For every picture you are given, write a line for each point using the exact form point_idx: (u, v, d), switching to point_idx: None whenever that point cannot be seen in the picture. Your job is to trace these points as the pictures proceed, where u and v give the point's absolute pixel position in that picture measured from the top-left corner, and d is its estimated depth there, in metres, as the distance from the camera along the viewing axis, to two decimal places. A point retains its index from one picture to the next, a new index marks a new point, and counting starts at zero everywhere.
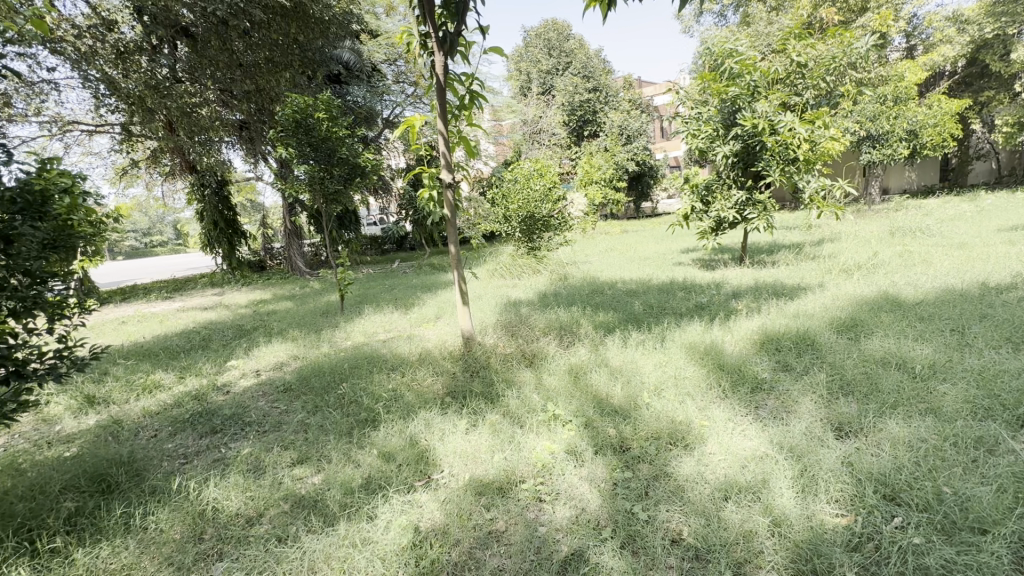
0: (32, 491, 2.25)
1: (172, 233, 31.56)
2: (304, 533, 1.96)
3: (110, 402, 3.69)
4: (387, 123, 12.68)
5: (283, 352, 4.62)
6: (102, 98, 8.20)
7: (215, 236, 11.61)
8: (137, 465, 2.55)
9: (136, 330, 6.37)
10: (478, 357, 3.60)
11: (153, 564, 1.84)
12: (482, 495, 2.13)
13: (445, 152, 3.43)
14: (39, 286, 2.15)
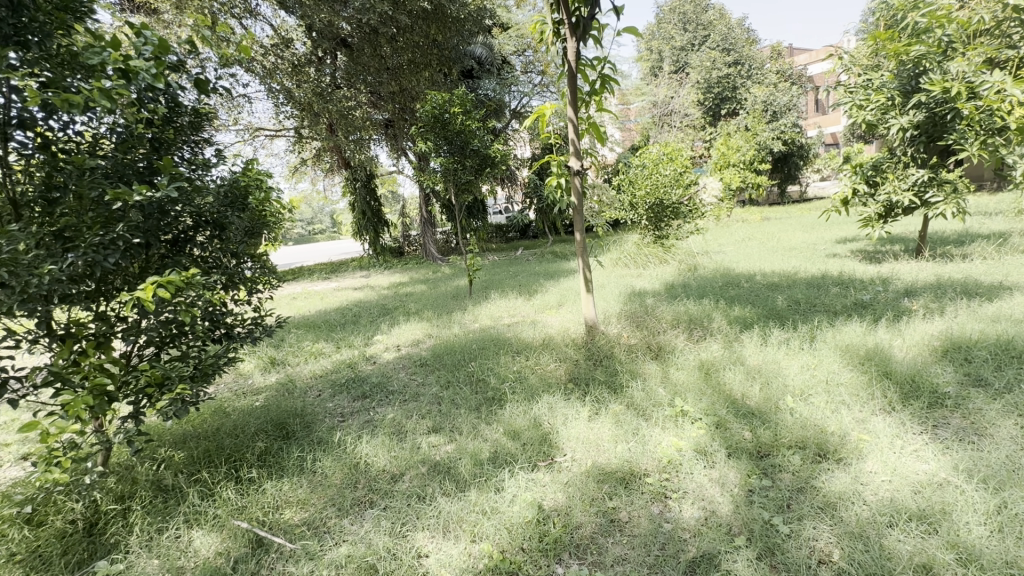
0: (236, 431, 2.79)
1: (330, 221, 36.29)
2: (440, 494, 2.15)
3: (286, 363, 4.41)
4: (515, 114, 13.01)
5: (419, 330, 5.06)
6: (281, 106, 9.61)
7: (363, 224, 13.05)
8: (308, 418, 3.02)
9: (304, 305, 7.48)
10: (602, 346, 3.57)
11: (321, 503, 2.17)
12: (605, 483, 2.13)
13: (574, 139, 3.40)
14: (240, 265, 2.61)
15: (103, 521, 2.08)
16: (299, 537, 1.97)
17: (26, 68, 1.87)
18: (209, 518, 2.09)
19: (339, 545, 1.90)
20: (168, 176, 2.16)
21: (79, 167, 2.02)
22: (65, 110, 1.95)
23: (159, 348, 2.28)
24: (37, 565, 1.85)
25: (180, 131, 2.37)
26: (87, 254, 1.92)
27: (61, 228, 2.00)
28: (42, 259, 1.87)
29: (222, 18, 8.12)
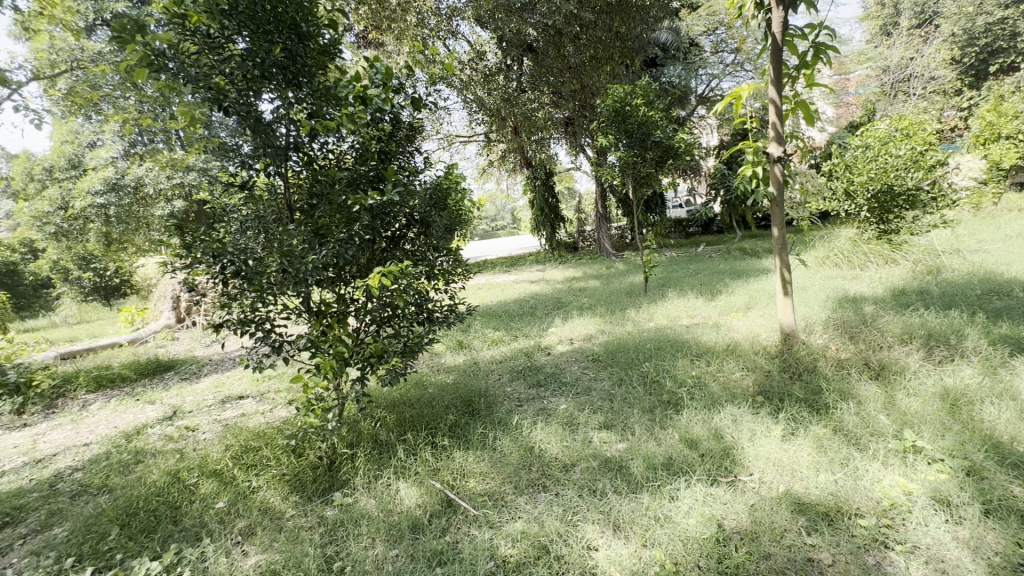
0: (433, 403, 3.21)
1: (511, 218, 38.94)
2: (611, 491, 2.15)
3: (472, 347, 4.90)
4: (702, 99, 12.07)
5: (592, 325, 5.10)
6: (474, 114, 10.62)
7: (541, 220, 13.63)
8: (490, 398, 3.30)
9: (487, 295, 8.17)
10: (802, 357, 3.11)
11: (500, 479, 2.36)
12: (802, 515, 1.86)
13: (776, 122, 3.00)
14: (441, 259, 2.96)
15: (339, 460, 2.61)
16: (482, 505, 2.18)
17: (299, 104, 2.44)
18: (411, 474, 2.45)
19: (515, 520, 2.04)
20: (392, 181, 2.59)
21: (332, 178, 2.56)
22: (324, 133, 2.48)
23: (379, 326, 2.74)
24: (298, 486, 2.44)
25: (399, 143, 2.78)
26: (333, 247, 2.42)
27: (317, 228, 2.55)
28: (306, 251, 2.44)
29: (431, 42, 9.30)
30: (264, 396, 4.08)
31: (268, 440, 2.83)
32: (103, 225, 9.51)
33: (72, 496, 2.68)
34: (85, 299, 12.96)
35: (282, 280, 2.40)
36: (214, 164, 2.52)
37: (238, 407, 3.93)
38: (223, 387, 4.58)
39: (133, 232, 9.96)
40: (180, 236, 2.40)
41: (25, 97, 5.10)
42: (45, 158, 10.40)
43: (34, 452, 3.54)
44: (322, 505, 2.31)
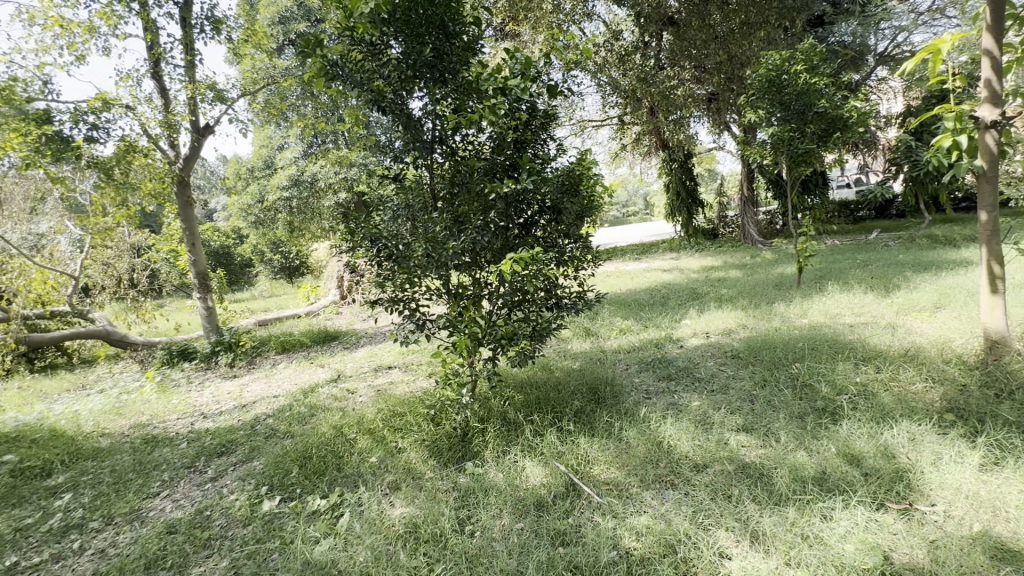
0: (560, 388, 3.25)
1: (643, 203, 37.40)
2: (749, 500, 1.98)
3: (599, 335, 4.86)
4: (883, 58, 10.18)
5: (732, 319, 4.69)
6: (608, 97, 10.35)
7: (677, 205, 12.82)
8: (617, 388, 3.24)
9: (617, 283, 8.00)
10: (1015, 370, 2.49)
11: (625, 471, 2.31)
12: (1006, 564, 1.51)
13: (991, 78, 2.41)
14: (571, 245, 2.94)
15: (471, 432, 2.80)
16: (606, 493, 2.17)
17: (444, 99, 2.62)
18: (537, 454, 2.53)
19: (640, 514, 1.99)
20: (526, 169, 2.64)
21: (471, 168, 2.71)
22: (465, 126, 2.63)
23: (510, 309, 2.84)
24: (435, 451, 2.68)
25: (534, 131, 2.82)
26: (471, 233, 2.57)
27: (457, 215, 2.71)
28: (447, 237, 2.62)
29: (566, 27, 9.25)
30: (409, 368, 4.55)
31: (411, 407, 3.14)
32: (288, 215, 11.35)
33: (266, 436, 3.30)
34: (275, 276, 15.64)
35: (426, 264, 2.63)
36: (373, 159, 2.87)
37: (388, 376, 4.43)
38: (377, 358, 5.21)
39: (309, 221, 11.72)
40: (346, 224, 2.81)
41: (236, 111, 6.34)
42: (249, 160, 12.71)
43: (241, 397, 4.42)
44: (456, 471, 2.51)
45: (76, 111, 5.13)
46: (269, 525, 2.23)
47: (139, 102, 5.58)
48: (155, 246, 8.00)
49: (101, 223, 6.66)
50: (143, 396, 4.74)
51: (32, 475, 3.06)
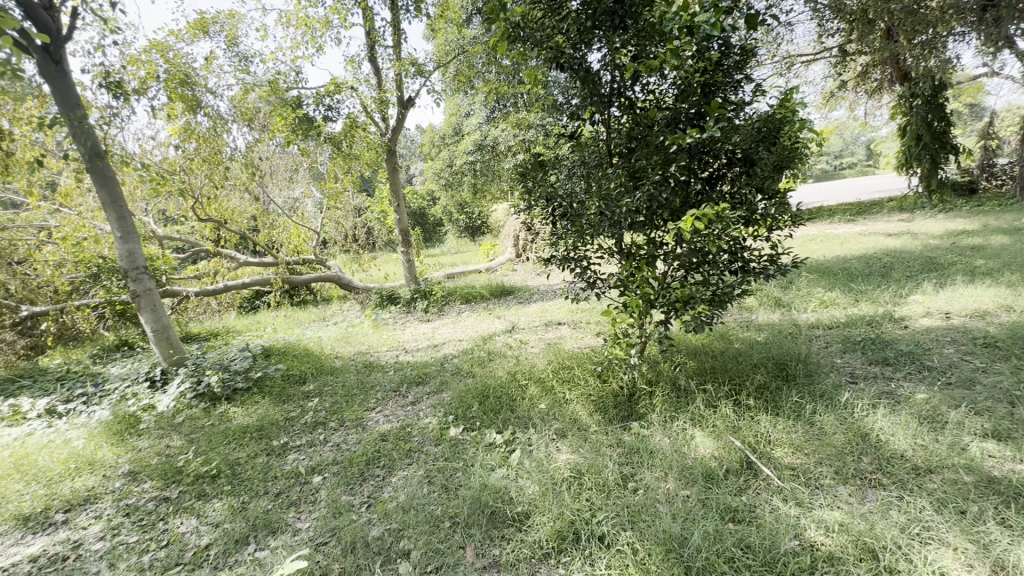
0: (739, 359, 2.97)
1: (864, 152, 30.67)
2: (994, 521, 1.58)
3: (792, 306, 4.26)
4: None
5: (988, 298, 3.64)
6: (826, 23, 8.55)
7: (916, 152, 10.14)
8: (812, 366, 2.82)
9: (819, 248, 6.86)
10: None
11: (814, 459, 2.04)
12: None
13: None
14: (765, 202, 2.58)
15: (638, 393, 2.77)
16: (789, 478, 1.96)
17: (624, 48, 2.48)
18: (708, 425, 2.39)
19: (832, 508, 1.75)
20: (714, 117, 2.34)
21: (651, 121, 2.55)
22: (646, 75, 2.45)
23: (687, 272, 2.66)
24: (601, 407, 2.74)
25: (726, 73, 2.49)
26: (648, 190, 2.43)
27: (634, 171, 2.59)
28: (622, 194, 2.54)
29: None
30: (577, 325, 4.65)
31: (579, 362, 3.24)
32: (473, 178, 12.32)
33: (452, 373, 3.78)
34: (460, 234, 17.27)
35: (599, 222, 2.61)
36: (550, 118, 2.91)
37: (557, 331, 4.62)
38: (547, 313, 5.44)
39: (490, 183, 12.55)
40: (524, 184, 2.94)
41: (431, 82, 7.00)
42: (442, 128, 14.01)
43: (433, 338, 5.13)
44: (620, 429, 2.53)
45: (318, 95, 6.28)
46: (454, 448, 2.58)
47: (360, 83, 6.56)
48: (371, 207, 9.52)
49: (335, 188, 8.16)
50: (363, 330, 5.82)
51: (293, 380, 4.05)
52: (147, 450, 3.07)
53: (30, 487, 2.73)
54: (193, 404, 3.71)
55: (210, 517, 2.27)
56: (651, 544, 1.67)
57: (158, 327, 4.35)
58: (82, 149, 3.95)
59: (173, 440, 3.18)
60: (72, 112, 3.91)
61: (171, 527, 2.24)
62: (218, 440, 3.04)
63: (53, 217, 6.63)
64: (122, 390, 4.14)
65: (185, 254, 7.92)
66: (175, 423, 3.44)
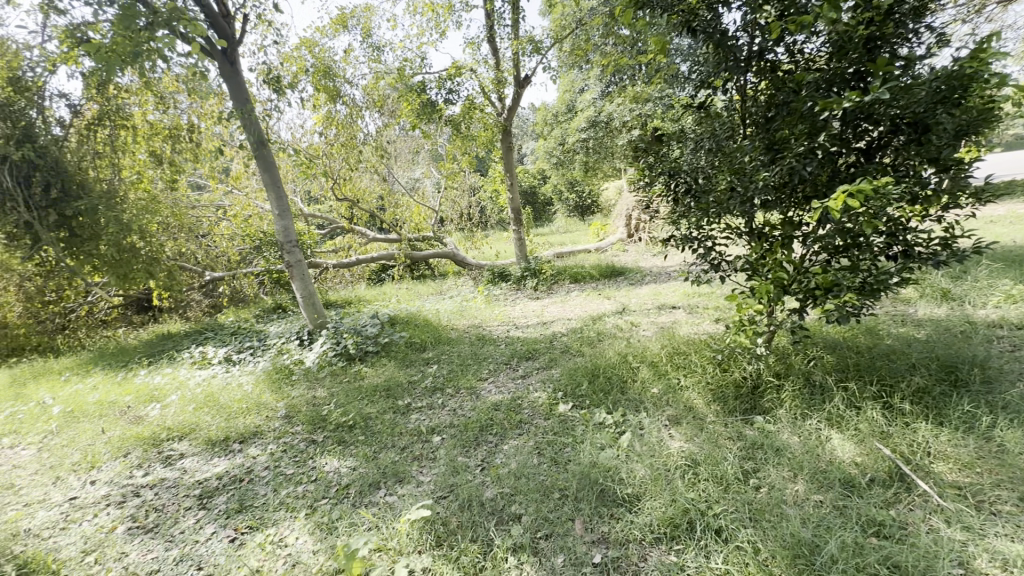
0: (891, 357, 2.59)
1: None
2: None
3: (965, 300, 3.59)
4: None
5: None
6: None
7: None
8: (992, 372, 2.36)
9: (1008, 231, 5.64)
10: None
11: (990, 481, 1.72)
12: None
13: None
14: (940, 176, 2.17)
15: (763, 386, 2.56)
16: (954, 498, 1.68)
17: (767, 4, 2.22)
18: (849, 428, 2.14)
19: (1012, 539, 1.48)
20: (880, 75, 2.00)
21: (798, 85, 2.26)
22: (794, 33, 2.18)
23: (831, 255, 2.36)
24: (720, 397, 2.58)
25: (899, 22, 2.10)
26: (789, 163, 2.18)
27: (773, 142, 2.33)
28: (758, 168, 2.31)
29: None
30: (694, 310, 4.40)
31: (697, 348, 3.08)
32: (585, 156, 12.10)
33: (561, 351, 3.82)
34: (570, 213, 17.14)
35: (729, 199, 2.42)
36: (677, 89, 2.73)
37: (671, 315, 4.41)
38: (660, 296, 5.22)
39: (603, 160, 12.22)
40: (645, 159, 2.82)
41: (548, 59, 6.94)
42: (555, 106, 13.89)
43: (542, 316, 5.21)
44: (742, 422, 2.37)
45: (440, 78, 6.57)
46: (563, 423, 2.62)
47: (479, 64, 6.73)
48: (485, 187, 9.83)
49: (452, 168, 8.55)
50: (476, 304, 6.10)
51: (415, 346, 4.40)
52: (298, 398, 3.57)
53: (216, 419, 3.34)
54: (333, 361, 4.22)
55: (349, 461, 2.59)
56: (776, 546, 1.55)
57: (305, 293, 4.97)
58: (250, 139, 4.63)
59: (318, 391, 3.66)
60: (245, 106, 4.58)
61: (318, 464, 2.60)
62: (354, 395, 3.43)
63: (228, 197, 7.87)
64: (279, 346, 4.83)
65: (325, 230, 8.93)
66: (320, 376, 3.95)
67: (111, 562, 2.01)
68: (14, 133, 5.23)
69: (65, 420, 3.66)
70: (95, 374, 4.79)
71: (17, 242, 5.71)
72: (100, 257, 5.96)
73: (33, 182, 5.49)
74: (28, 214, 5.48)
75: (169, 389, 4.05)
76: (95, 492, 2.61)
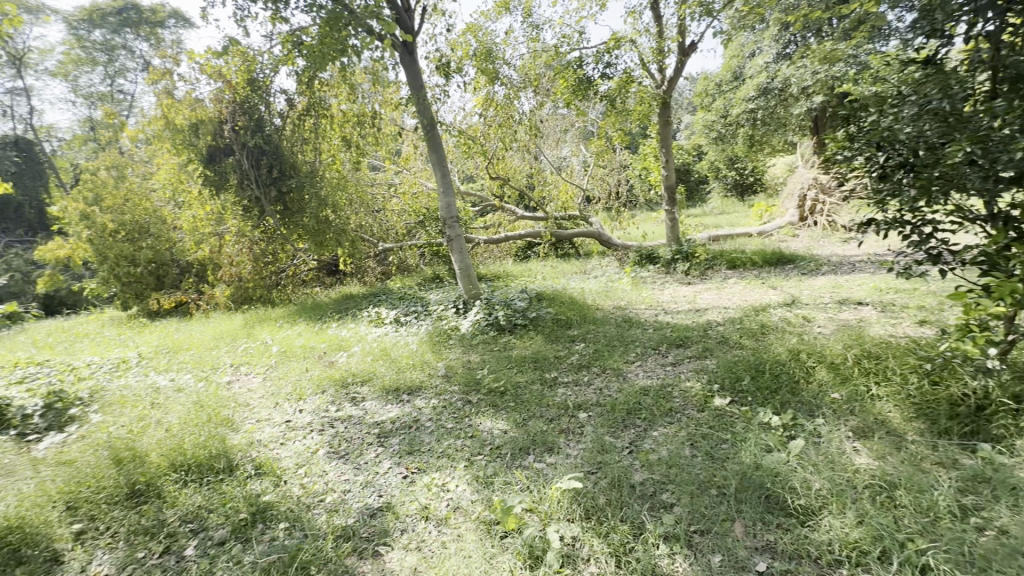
0: None
1: None
2: None
3: None
4: None
5: None
6: None
7: None
8: None
9: None
10: None
11: None
12: None
13: None
14: None
15: (991, 407, 2.07)
16: None
17: None
18: None
19: None
20: None
21: None
22: None
23: None
24: (926, 414, 2.16)
25: None
26: None
27: None
28: (1013, 136, 1.83)
29: None
30: (888, 309, 3.72)
31: (895, 353, 2.60)
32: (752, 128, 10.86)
33: (718, 341, 3.55)
34: (727, 192, 15.63)
35: (963, 175, 1.96)
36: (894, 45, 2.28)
37: (855, 312, 3.80)
38: (841, 290, 4.51)
39: (773, 133, 10.85)
40: (844, 131, 2.43)
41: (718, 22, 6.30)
42: (718, 74, 12.64)
43: (694, 302, 4.89)
44: (956, 447, 1.95)
45: (597, 52, 6.42)
46: (720, 418, 2.46)
47: (640, 34, 6.39)
48: (636, 165, 9.44)
49: (603, 145, 8.35)
50: (621, 286, 5.97)
51: (561, 323, 4.48)
52: (454, 360, 3.92)
53: (389, 370, 3.84)
54: (485, 330, 4.52)
55: (500, 424, 2.77)
56: None
57: (463, 266, 5.36)
58: (423, 123, 5.09)
59: (472, 357, 3.96)
60: (420, 93, 5.05)
61: (473, 423, 2.83)
62: (504, 364, 3.64)
63: (400, 177, 8.81)
64: (438, 312, 5.33)
65: (479, 207, 9.50)
66: (473, 343, 4.27)
67: (316, 477, 2.45)
68: (251, 124, 6.54)
69: (281, 358, 4.55)
70: (300, 323, 5.87)
71: (250, 213, 7.16)
72: (304, 226, 7.21)
73: (261, 164, 6.80)
74: (258, 190, 6.86)
75: (353, 341, 4.75)
76: (304, 418, 3.21)
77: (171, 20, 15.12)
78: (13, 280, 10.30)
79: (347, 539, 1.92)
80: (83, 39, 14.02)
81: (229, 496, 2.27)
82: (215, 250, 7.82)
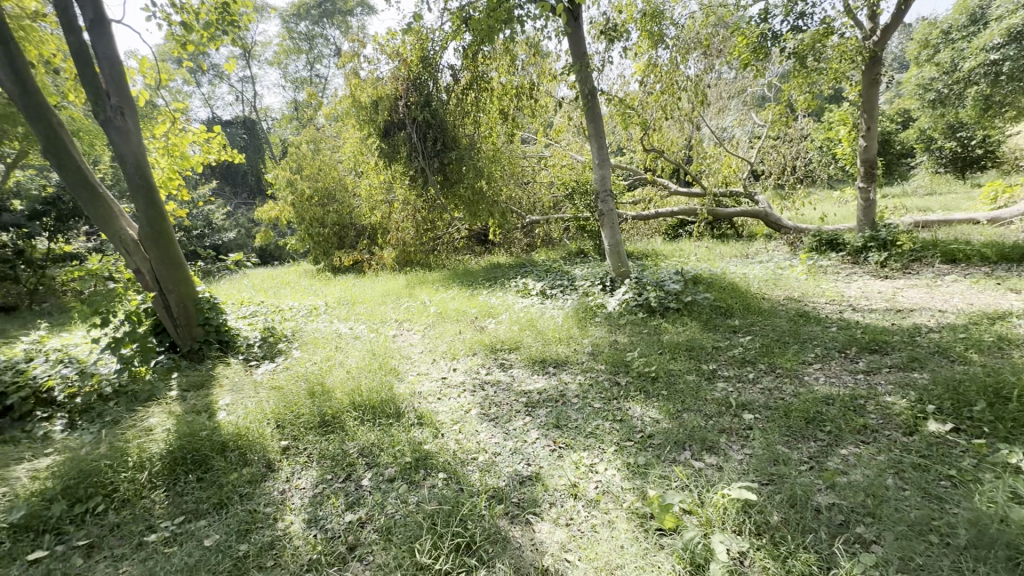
0: None
1: None
2: None
3: None
4: None
5: None
6: None
7: None
8: None
9: None
10: None
11: None
12: None
13: None
14: None
15: None
16: None
17: None
18: None
19: None
20: None
21: None
22: None
23: None
24: None
25: None
26: None
27: None
28: None
29: None
30: None
31: None
32: (993, 86, 8.52)
33: (931, 351, 2.89)
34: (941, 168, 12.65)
35: None
36: None
37: None
38: None
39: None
40: None
41: None
42: (948, 19, 10.10)
43: (895, 301, 4.04)
44: None
45: (788, 2, 5.52)
46: (937, 447, 2.00)
47: None
48: (821, 135, 8.09)
49: (783, 113, 7.27)
50: (794, 275, 5.21)
51: (720, 311, 4.08)
52: (601, 338, 3.82)
53: (536, 341, 3.90)
54: (634, 311, 4.32)
55: (651, 412, 2.62)
56: None
57: (613, 242, 5.17)
58: (583, 91, 4.95)
59: (619, 337, 3.82)
60: (582, 60, 4.87)
61: (623, 406, 2.73)
62: (656, 348, 3.43)
63: (550, 149, 8.80)
64: (584, 288, 5.25)
65: (630, 181, 9.07)
66: (621, 323, 4.11)
67: (469, 435, 2.59)
68: (420, 99, 6.89)
69: (437, 318, 4.92)
70: (453, 287, 6.30)
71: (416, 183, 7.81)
72: (461, 196, 7.64)
73: (427, 137, 7.33)
74: (424, 161, 7.44)
75: (501, 309, 4.93)
76: (457, 378, 3.43)
77: (359, 8, 16.81)
78: (240, 234, 12.84)
79: (499, 501, 1.98)
80: (292, 30, 16.52)
81: (397, 440, 2.52)
82: (386, 216, 8.74)
